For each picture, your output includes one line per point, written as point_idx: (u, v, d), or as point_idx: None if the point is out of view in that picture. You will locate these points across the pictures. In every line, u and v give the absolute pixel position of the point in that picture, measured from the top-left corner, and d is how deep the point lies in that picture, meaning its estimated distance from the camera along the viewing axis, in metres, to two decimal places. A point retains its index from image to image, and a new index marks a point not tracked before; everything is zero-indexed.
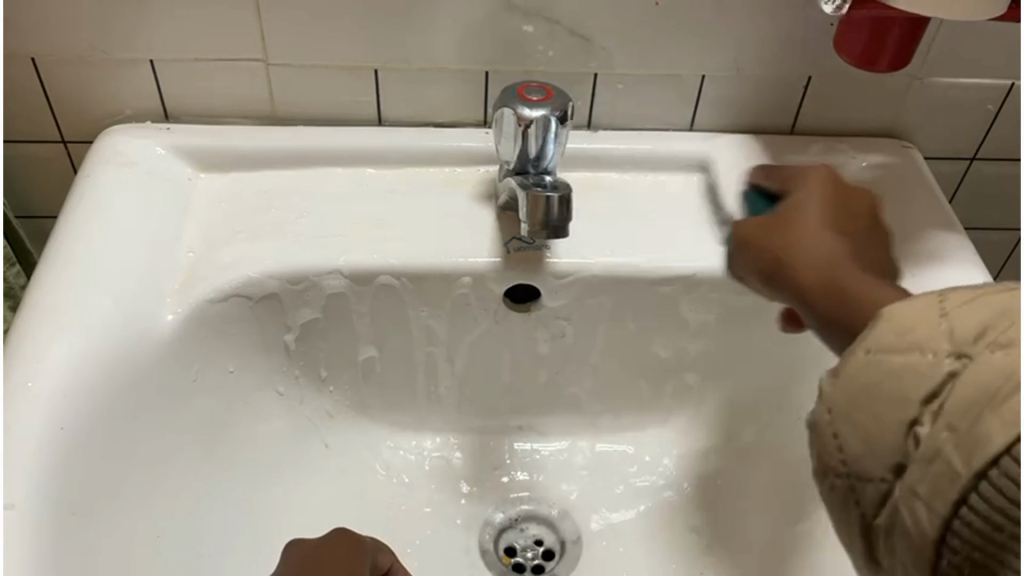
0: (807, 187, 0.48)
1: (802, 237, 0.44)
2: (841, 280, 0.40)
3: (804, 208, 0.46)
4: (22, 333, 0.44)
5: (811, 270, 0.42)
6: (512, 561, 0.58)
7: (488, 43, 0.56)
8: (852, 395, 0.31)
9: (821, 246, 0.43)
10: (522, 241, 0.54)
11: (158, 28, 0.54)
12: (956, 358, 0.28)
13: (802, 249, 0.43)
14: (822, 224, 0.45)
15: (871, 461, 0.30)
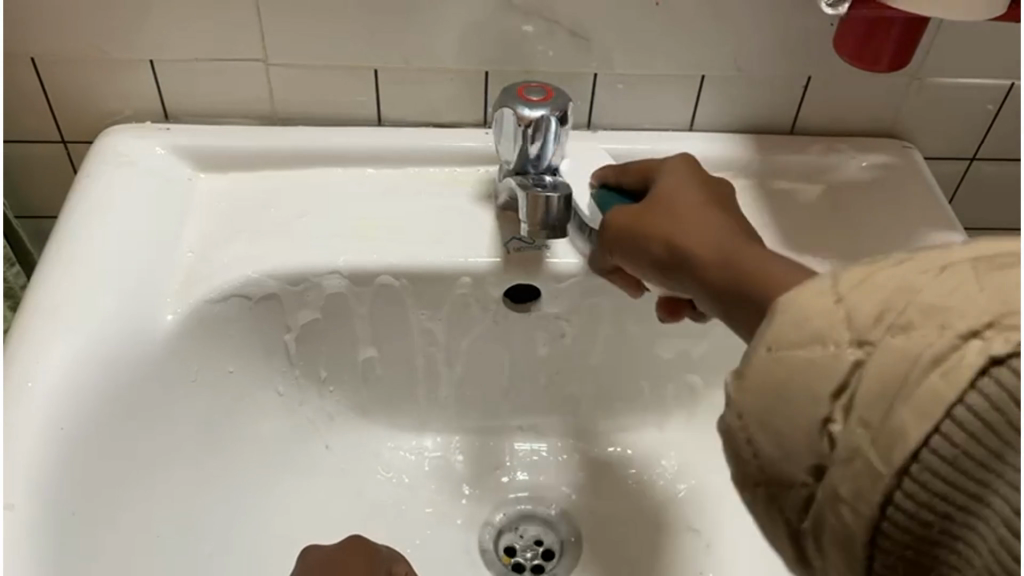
0: (670, 171, 0.46)
1: (676, 224, 0.42)
2: (742, 250, 0.37)
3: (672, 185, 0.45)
4: (22, 331, 0.45)
5: (713, 247, 0.39)
6: (513, 561, 0.58)
7: (488, 43, 0.56)
8: (761, 399, 0.30)
9: (715, 230, 0.40)
10: (522, 241, 0.54)
11: (158, 28, 0.54)
12: (858, 346, 0.27)
13: (694, 233, 0.40)
14: (692, 209, 0.42)
15: (793, 465, 0.29)
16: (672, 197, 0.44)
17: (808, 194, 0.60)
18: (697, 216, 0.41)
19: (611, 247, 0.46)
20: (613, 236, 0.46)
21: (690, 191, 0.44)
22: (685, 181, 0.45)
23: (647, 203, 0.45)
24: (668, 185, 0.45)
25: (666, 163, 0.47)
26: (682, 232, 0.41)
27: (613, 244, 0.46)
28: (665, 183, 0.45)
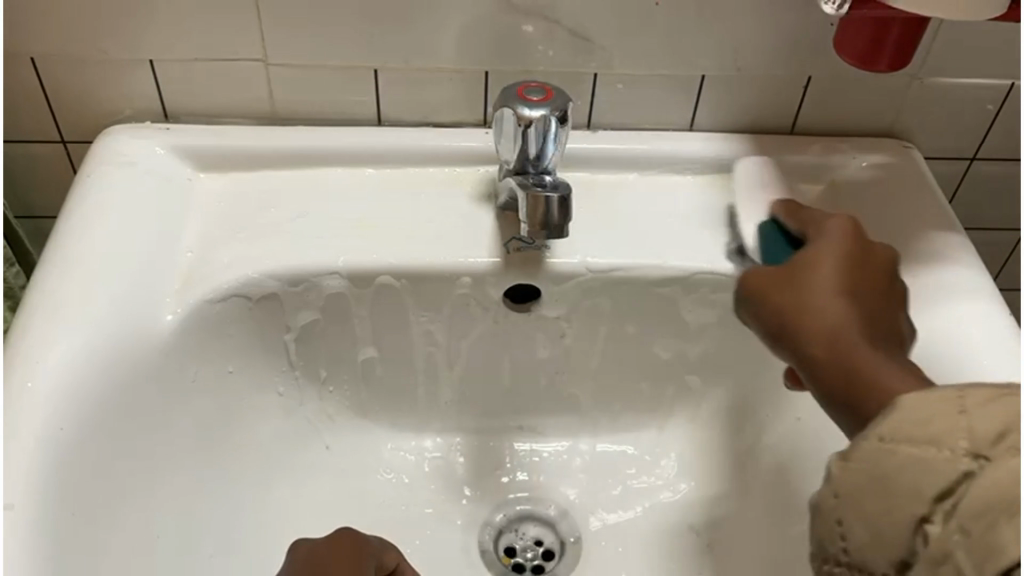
0: (834, 234, 0.44)
1: (832, 301, 0.39)
2: (870, 364, 0.37)
3: (822, 251, 0.43)
4: (21, 332, 0.44)
5: (830, 345, 0.38)
6: (513, 562, 0.58)
7: (488, 42, 0.55)
8: (860, 482, 0.31)
9: (840, 317, 0.39)
10: (522, 241, 0.54)
11: (160, 28, 0.54)
12: (973, 458, 0.28)
13: (821, 320, 0.39)
14: (828, 286, 0.40)
15: (884, 555, 0.31)
16: (831, 266, 0.41)
17: (808, 194, 0.60)
18: (840, 295, 0.40)
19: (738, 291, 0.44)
20: (745, 291, 0.43)
21: (845, 263, 0.42)
22: (832, 248, 0.43)
23: (791, 265, 0.42)
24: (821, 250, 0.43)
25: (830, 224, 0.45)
26: (839, 311, 0.39)
27: (745, 298, 0.43)
28: (822, 248, 0.43)
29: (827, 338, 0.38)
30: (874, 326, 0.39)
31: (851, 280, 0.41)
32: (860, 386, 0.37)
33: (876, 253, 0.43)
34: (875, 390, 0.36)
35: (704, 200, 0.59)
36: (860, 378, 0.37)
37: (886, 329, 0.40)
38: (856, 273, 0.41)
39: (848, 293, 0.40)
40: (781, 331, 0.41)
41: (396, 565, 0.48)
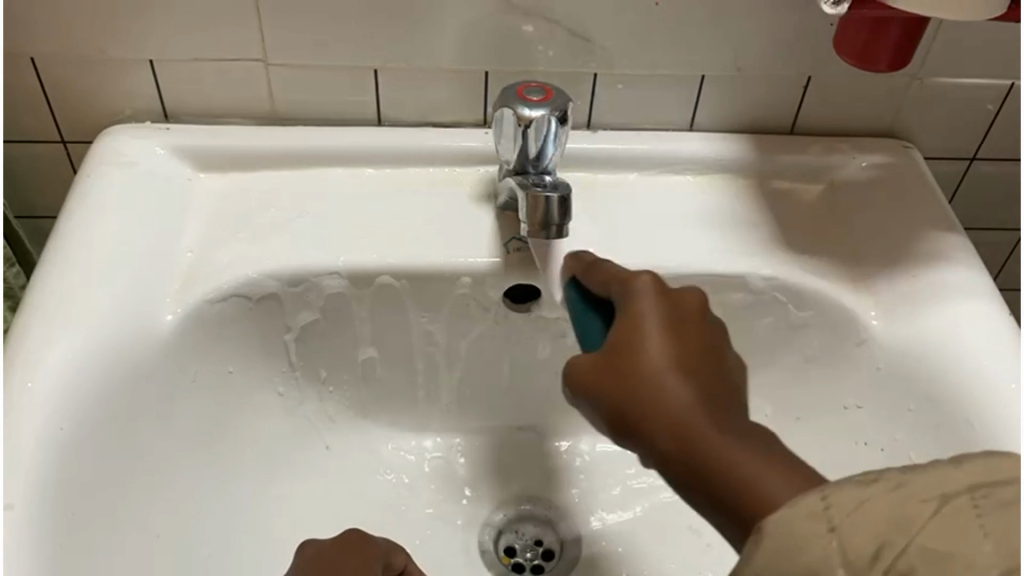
0: (634, 300, 0.42)
1: (652, 388, 0.38)
2: (720, 449, 0.36)
3: (640, 322, 0.40)
4: (21, 333, 0.44)
5: (671, 430, 0.37)
6: (513, 562, 0.58)
7: (488, 42, 0.55)
8: None
9: (672, 398, 0.37)
10: (521, 241, 0.54)
11: (159, 28, 0.54)
12: None
13: (641, 401, 0.38)
14: (655, 364, 0.38)
15: None
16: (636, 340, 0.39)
17: (809, 194, 0.60)
18: (662, 376, 0.38)
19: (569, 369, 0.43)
20: (575, 378, 0.41)
21: (663, 341, 0.39)
22: (632, 317, 0.41)
23: (611, 346, 0.40)
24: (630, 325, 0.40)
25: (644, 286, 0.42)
26: (661, 397, 0.38)
27: (573, 386, 0.42)
28: (637, 318, 0.40)
29: (672, 433, 0.37)
30: (715, 408, 0.37)
31: (670, 354, 0.39)
32: (718, 484, 0.35)
33: (688, 318, 0.41)
34: (737, 483, 0.35)
35: (703, 200, 0.59)
36: (712, 477, 0.35)
37: (724, 408, 0.38)
38: (674, 347, 0.39)
39: (689, 374, 0.38)
40: (618, 421, 0.39)
41: (404, 566, 0.48)
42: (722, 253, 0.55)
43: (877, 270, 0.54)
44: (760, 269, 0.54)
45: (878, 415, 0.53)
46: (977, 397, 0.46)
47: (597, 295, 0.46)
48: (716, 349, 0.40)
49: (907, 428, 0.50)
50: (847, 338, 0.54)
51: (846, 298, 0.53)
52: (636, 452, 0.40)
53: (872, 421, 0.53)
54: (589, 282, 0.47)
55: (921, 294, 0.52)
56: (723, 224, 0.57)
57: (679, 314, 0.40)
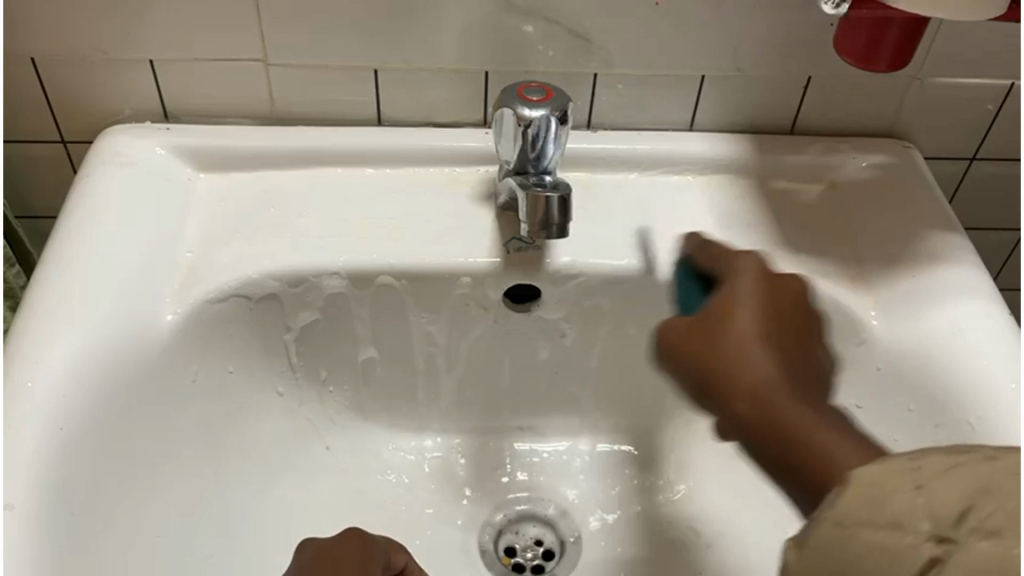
0: (745, 275, 0.43)
1: (741, 351, 0.39)
2: (796, 419, 0.37)
3: (743, 297, 0.41)
4: (22, 333, 0.44)
5: (749, 398, 0.38)
6: (513, 562, 0.58)
7: (488, 42, 0.55)
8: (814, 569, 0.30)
9: (755, 368, 0.38)
10: (522, 241, 0.54)
11: (159, 28, 0.54)
12: (937, 543, 0.27)
13: (727, 369, 0.39)
14: (744, 334, 0.39)
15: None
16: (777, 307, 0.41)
17: (809, 194, 0.60)
18: (757, 339, 0.39)
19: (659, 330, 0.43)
20: (661, 341, 0.42)
21: (756, 312, 0.40)
22: (765, 283, 0.42)
23: (707, 315, 0.41)
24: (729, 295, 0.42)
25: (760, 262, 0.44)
26: (749, 358, 0.38)
27: (662, 354, 0.42)
28: (740, 288, 0.42)
29: (750, 395, 0.38)
30: (795, 381, 0.38)
31: (768, 327, 0.40)
32: (795, 445, 0.36)
33: (788, 298, 0.42)
34: (809, 448, 0.36)
35: (703, 200, 0.59)
36: (788, 436, 0.37)
37: (805, 380, 0.39)
38: (767, 319, 0.40)
39: (774, 346, 0.39)
40: (697, 384, 0.40)
41: (403, 566, 0.48)
42: None
43: (877, 269, 0.54)
44: None
45: (875, 416, 0.52)
46: (977, 395, 0.46)
47: (705, 270, 0.47)
48: (795, 322, 0.41)
49: (905, 428, 0.50)
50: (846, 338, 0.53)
51: (845, 297, 0.53)
52: (709, 415, 0.41)
53: (869, 422, 0.52)
54: (700, 257, 0.48)
55: (920, 293, 0.52)
56: (723, 224, 0.57)
57: (793, 291, 0.42)
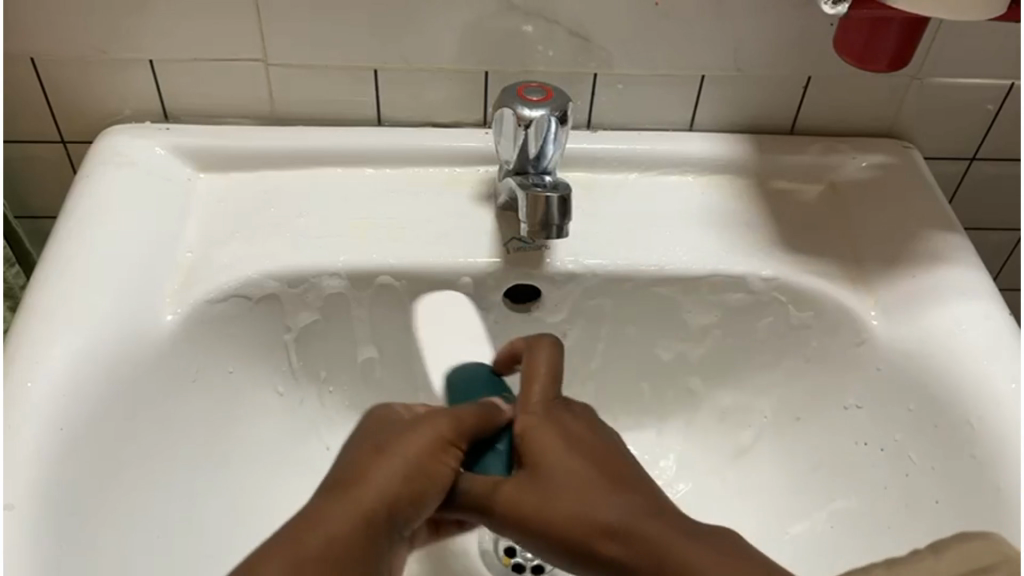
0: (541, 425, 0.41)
1: (588, 498, 0.38)
2: (660, 540, 0.36)
3: (541, 451, 0.41)
4: (22, 332, 0.45)
5: (615, 537, 0.37)
6: (513, 562, 0.56)
7: (489, 43, 0.56)
8: None
9: (616, 509, 0.37)
10: (521, 241, 0.54)
11: (159, 27, 0.54)
12: None
13: (590, 517, 0.37)
14: (591, 482, 0.39)
15: None
16: (557, 459, 0.40)
17: (808, 194, 0.60)
18: (575, 485, 0.39)
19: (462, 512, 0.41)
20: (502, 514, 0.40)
21: (603, 456, 0.40)
22: (550, 422, 0.42)
23: (534, 478, 0.40)
24: (542, 484, 0.39)
25: (535, 408, 0.43)
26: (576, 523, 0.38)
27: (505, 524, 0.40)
28: (532, 440, 0.41)
29: (613, 536, 0.37)
30: (659, 515, 0.37)
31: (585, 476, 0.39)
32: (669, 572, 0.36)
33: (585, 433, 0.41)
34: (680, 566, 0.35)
35: (703, 200, 0.59)
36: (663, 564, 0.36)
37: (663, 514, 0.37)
38: (591, 469, 0.39)
39: (607, 490, 0.38)
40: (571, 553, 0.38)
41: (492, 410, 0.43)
42: (722, 254, 0.55)
43: (877, 270, 0.54)
44: (760, 269, 0.54)
45: (879, 416, 0.52)
46: (977, 395, 0.46)
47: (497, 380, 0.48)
48: (630, 478, 0.39)
49: (908, 428, 0.49)
50: (847, 338, 0.54)
51: (845, 298, 0.53)
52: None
53: (872, 421, 0.52)
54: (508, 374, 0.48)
55: (920, 293, 0.52)
56: (722, 224, 0.57)
57: (570, 429, 0.41)
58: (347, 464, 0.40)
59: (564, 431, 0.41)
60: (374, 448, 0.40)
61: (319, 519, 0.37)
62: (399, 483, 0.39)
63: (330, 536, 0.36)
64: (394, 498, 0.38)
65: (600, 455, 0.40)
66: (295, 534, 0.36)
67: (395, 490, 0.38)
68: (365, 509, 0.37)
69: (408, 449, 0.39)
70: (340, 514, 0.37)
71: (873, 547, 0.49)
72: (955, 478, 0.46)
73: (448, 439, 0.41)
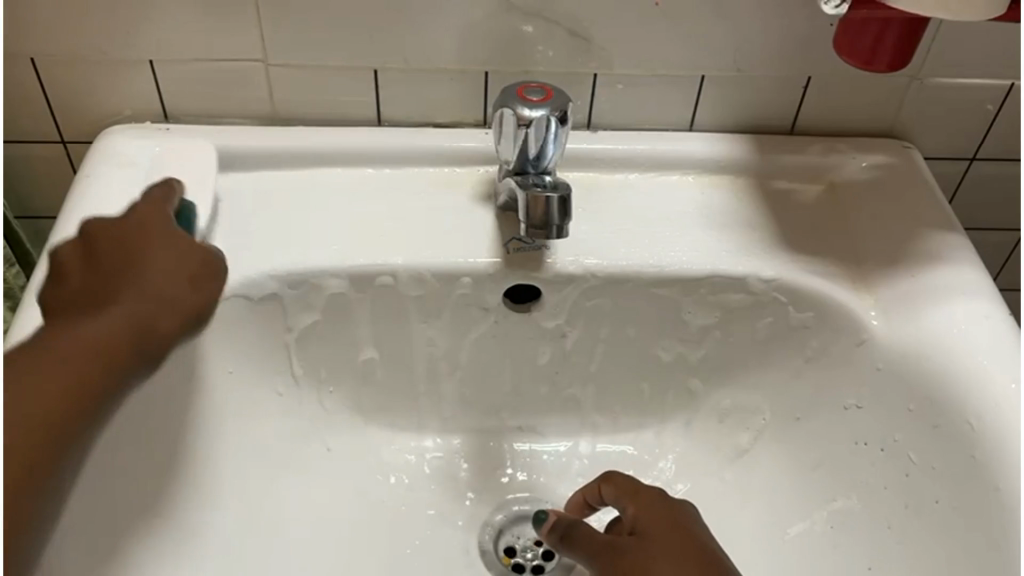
0: (650, 500, 0.46)
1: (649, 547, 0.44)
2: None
3: (646, 512, 0.46)
4: (21, 333, 0.44)
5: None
6: (513, 562, 0.56)
7: (488, 43, 0.56)
8: None
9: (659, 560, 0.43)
10: (522, 241, 0.54)
11: (158, 27, 0.54)
12: None
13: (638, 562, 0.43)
14: (660, 536, 0.44)
15: None
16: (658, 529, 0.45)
17: (808, 194, 0.60)
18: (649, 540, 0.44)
19: (567, 550, 0.49)
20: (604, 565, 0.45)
21: (684, 529, 0.44)
22: (666, 499, 0.46)
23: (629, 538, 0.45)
24: (635, 544, 0.45)
25: (641, 492, 0.47)
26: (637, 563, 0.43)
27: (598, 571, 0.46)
28: (642, 511, 0.46)
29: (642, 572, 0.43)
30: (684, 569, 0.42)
31: (666, 534, 0.44)
32: None
33: (692, 516, 0.45)
34: None
35: (704, 200, 0.59)
36: None
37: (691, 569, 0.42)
38: (673, 530, 0.44)
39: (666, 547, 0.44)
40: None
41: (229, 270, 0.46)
42: (722, 254, 0.55)
43: (877, 270, 0.54)
44: (761, 270, 0.54)
45: (878, 414, 0.51)
46: (978, 395, 0.46)
47: None
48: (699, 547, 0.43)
49: (909, 428, 0.49)
50: (847, 338, 0.54)
51: (845, 298, 0.53)
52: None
53: (872, 420, 0.52)
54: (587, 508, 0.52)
55: (921, 293, 0.52)
56: (722, 224, 0.57)
57: (665, 506, 0.46)
58: (93, 259, 0.41)
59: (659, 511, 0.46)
60: (111, 263, 0.41)
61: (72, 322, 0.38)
62: (121, 320, 0.38)
63: (78, 347, 0.37)
64: (116, 328, 0.38)
65: (684, 525, 0.45)
66: (27, 357, 0.36)
67: (151, 310, 0.40)
68: (118, 324, 0.38)
69: (160, 270, 0.41)
70: (86, 331, 0.37)
71: (873, 547, 0.49)
72: (955, 477, 0.46)
73: (187, 261, 0.43)
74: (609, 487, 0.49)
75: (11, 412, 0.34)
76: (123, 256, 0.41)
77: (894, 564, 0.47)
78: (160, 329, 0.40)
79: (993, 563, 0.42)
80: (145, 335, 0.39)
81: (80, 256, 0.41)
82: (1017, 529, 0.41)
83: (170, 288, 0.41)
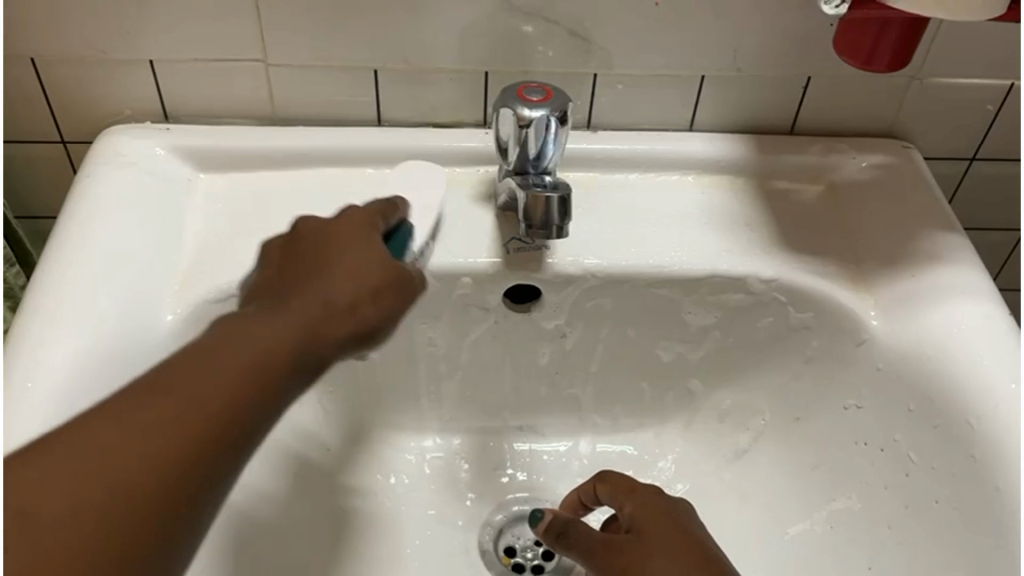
0: (646, 498, 0.47)
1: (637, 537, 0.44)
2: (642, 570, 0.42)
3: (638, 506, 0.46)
4: (22, 333, 0.44)
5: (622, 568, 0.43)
6: (513, 562, 0.56)
7: (488, 43, 0.56)
8: None
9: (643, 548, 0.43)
10: (522, 241, 0.54)
11: (159, 27, 0.54)
12: None
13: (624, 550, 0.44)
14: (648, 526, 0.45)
15: None
16: (661, 531, 0.44)
17: (807, 194, 0.60)
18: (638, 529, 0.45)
19: (562, 547, 0.48)
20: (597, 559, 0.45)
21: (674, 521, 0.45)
22: (658, 495, 0.47)
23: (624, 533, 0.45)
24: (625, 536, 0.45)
25: (637, 489, 0.47)
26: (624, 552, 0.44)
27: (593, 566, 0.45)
28: (637, 507, 0.46)
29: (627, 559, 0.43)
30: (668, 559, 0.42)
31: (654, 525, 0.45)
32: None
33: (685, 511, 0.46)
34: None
35: (703, 200, 0.59)
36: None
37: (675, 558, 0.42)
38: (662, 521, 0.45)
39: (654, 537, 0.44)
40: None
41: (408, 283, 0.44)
42: (723, 254, 0.55)
43: (877, 270, 0.54)
44: (761, 270, 0.54)
45: (878, 414, 0.51)
46: (979, 396, 0.46)
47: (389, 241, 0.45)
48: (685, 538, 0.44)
49: (908, 428, 0.49)
50: (846, 338, 0.54)
51: (845, 298, 0.53)
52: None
53: (872, 421, 0.52)
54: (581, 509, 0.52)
55: (921, 293, 0.52)
56: (722, 224, 0.57)
57: (658, 501, 0.46)
58: (292, 259, 0.41)
59: (666, 513, 0.45)
60: (307, 264, 0.40)
61: (241, 318, 0.37)
62: (287, 325, 0.37)
63: (230, 360, 0.34)
64: (289, 333, 0.36)
65: (675, 519, 0.45)
66: (193, 362, 0.34)
67: (319, 327, 0.37)
68: (278, 338, 0.36)
69: (341, 286, 0.39)
70: (248, 331, 0.36)
71: (873, 547, 0.49)
72: (955, 477, 0.46)
73: (382, 263, 0.41)
74: (604, 486, 0.49)
75: (146, 420, 0.32)
76: (317, 264, 0.40)
77: (894, 564, 0.47)
78: (326, 337, 0.37)
79: (993, 562, 0.42)
80: (311, 344, 0.37)
81: (282, 251, 0.42)
82: (1017, 529, 0.41)
83: (361, 295, 0.39)
